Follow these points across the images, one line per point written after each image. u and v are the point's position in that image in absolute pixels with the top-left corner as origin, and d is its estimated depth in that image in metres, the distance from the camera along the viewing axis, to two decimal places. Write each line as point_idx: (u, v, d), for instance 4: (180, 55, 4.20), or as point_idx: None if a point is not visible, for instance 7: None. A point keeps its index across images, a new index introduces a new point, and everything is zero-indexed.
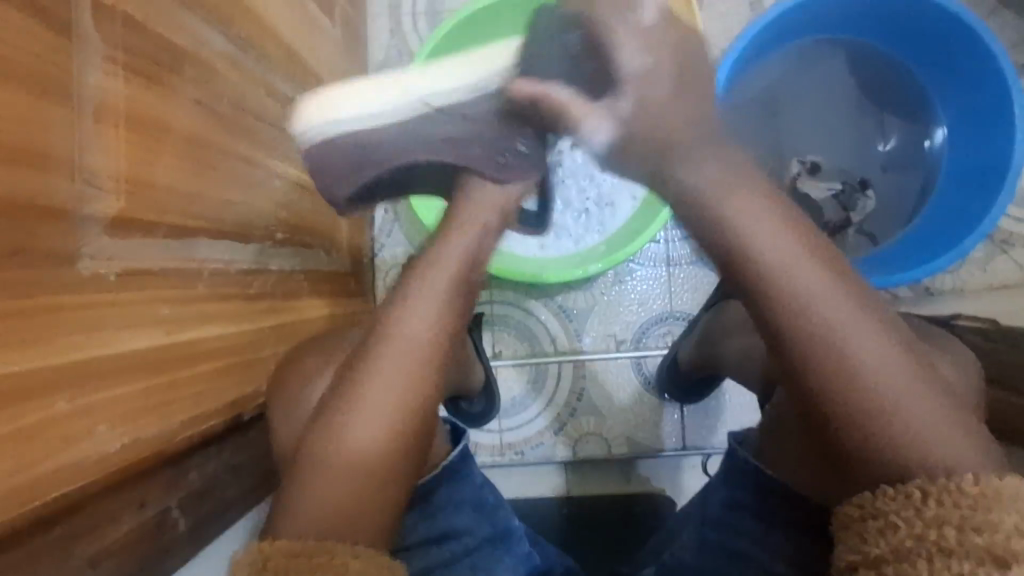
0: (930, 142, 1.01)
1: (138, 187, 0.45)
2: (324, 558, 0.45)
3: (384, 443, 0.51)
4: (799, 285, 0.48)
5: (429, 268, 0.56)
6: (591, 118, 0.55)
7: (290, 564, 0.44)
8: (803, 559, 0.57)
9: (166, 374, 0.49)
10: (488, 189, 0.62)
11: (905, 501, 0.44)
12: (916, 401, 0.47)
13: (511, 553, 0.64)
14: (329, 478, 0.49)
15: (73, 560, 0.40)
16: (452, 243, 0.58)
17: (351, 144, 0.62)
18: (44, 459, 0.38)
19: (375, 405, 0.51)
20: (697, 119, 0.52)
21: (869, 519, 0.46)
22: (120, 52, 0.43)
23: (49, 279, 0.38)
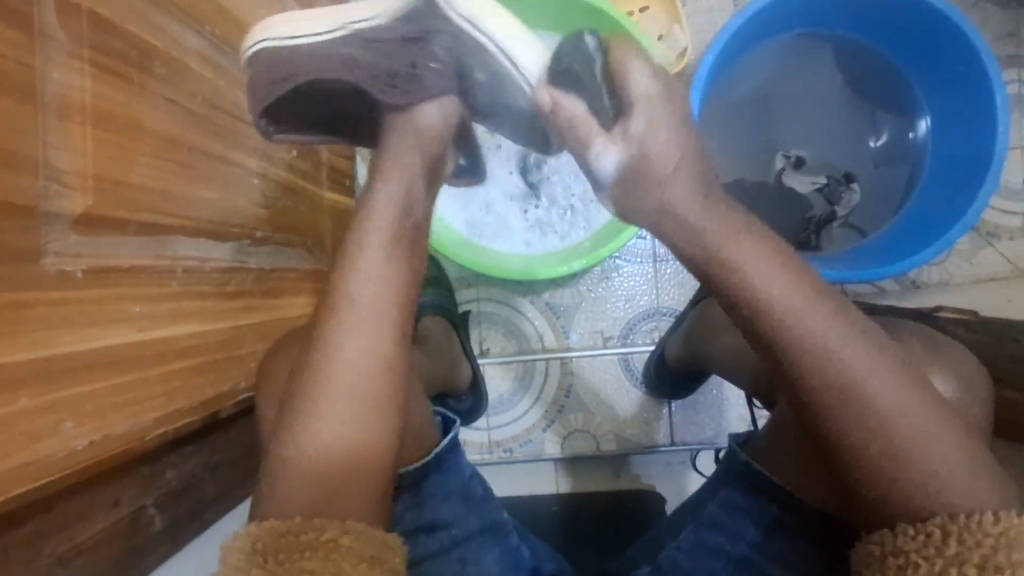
0: (914, 134, 1.01)
1: (108, 184, 0.45)
2: (312, 538, 0.45)
3: (355, 433, 0.50)
4: (781, 285, 0.48)
5: (361, 227, 0.54)
6: (600, 142, 0.52)
7: (276, 548, 0.44)
8: (785, 552, 0.58)
9: (136, 371, 0.49)
10: (412, 123, 0.59)
11: (924, 541, 0.44)
12: (907, 394, 0.47)
13: (499, 546, 0.64)
14: (307, 474, 0.49)
15: (44, 558, 0.41)
16: (379, 188, 0.56)
17: (298, 54, 0.57)
18: (9, 456, 0.38)
19: (359, 393, 0.50)
20: (627, 154, 0.51)
21: (889, 557, 0.45)
22: (85, 48, 0.43)
23: (12, 276, 0.38)
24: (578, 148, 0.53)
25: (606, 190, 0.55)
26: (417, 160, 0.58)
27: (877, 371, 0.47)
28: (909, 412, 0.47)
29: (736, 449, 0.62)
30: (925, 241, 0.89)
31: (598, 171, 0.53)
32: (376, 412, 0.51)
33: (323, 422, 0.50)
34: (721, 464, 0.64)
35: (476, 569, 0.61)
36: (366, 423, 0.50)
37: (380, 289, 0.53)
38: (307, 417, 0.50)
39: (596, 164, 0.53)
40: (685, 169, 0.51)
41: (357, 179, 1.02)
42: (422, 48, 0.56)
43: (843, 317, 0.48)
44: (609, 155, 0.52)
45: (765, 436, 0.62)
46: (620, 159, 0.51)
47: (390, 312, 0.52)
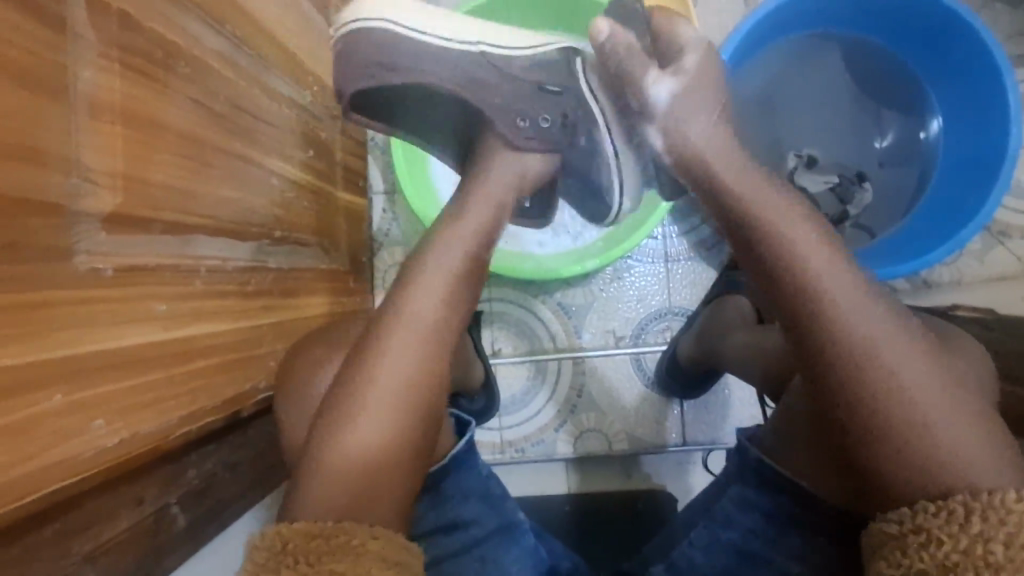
0: (926, 134, 1.01)
1: (135, 184, 0.46)
2: (343, 541, 0.45)
3: (383, 435, 0.51)
4: (806, 272, 0.51)
5: (429, 267, 0.56)
6: (655, 77, 0.58)
7: (305, 548, 0.44)
8: (807, 552, 0.57)
9: (163, 370, 0.49)
10: (518, 163, 0.62)
11: (947, 520, 0.43)
12: (924, 377, 0.47)
13: (521, 544, 0.63)
14: (333, 470, 0.49)
15: (72, 556, 0.41)
16: (458, 222, 0.59)
17: (381, 41, 0.58)
18: (42, 454, 0.38)
19: (390, 397, 0.51)
20: (683, 85, 0.57)
21: (909, 535, 0.44)
22: (114, 48, 0.43)
23: (44, 276, 0.39)
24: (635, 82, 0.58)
25: (657, 121, 0.59)
26: (501, 194, 0.61)
27: (895, 360, 0.48)
28: (929, 401, 0.47)
29: (748, 443, 0.61)
30: (939, 236, 0.89)
31: (652, 98, 0.58)
32: (397, 404, 0.51)
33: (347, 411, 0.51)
34: (736, 459, 0.63)
35: (497, 569, 0.61)
36: (395, 420, 0.51)
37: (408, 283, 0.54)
38: (342, 415, 0.51)
39: (650, 93, 0.58)
40: (713, 107, 0.58)
41: (370, 180, 1.02)
42: (543, 101, 0.61)
43: (863, 303, 0.49)
44: (665, 86, 0.58)
45: (772, 426, 0.61)
46: (676, 88, 0.57)
47: (415, 312, 0.53)
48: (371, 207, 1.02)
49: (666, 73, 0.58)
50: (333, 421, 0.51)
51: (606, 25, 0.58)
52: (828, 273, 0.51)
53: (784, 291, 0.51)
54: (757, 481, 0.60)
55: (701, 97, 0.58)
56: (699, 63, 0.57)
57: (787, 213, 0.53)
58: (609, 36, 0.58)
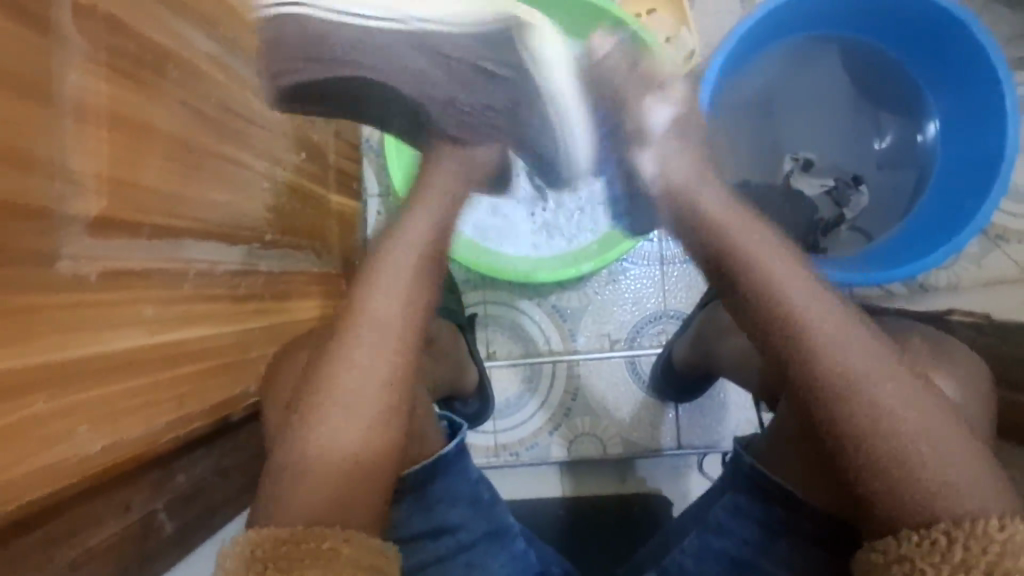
0: (922, 137, 1.01)
1: (122, 187, 0.45)
2: (317, 546, 0.44)
3: (360, 436, 0.51)
4: (794, 292, 0.52)
5: (397, 241, 0.57)
6: (652, 102, 0.63)
7: (278, 554, 0.43)
8: (796, 557, 0.57)
9: (149, 375, 0.49)
10: (464, 159, 0.65)
11: (927, 548, 0.43)
12: (900, 403, 0.48)
13: (506, 550, 0.63)
14: (309, 475, 0.49)
15: (57, 563, 0.41)
16: (413, 217, 0.60)
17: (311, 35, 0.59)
18: (24, 461, 0.37)
19: (365, 394, 0.52)
20: (671, 118, 0.63)
21: (894, 565, 0.44)
22: (102, 51, 0.43)
23: (29, 281, 0.38)
24: (629, 109, 0.64)
25: (654, 145, 0.62)
26: (458, 189, 0.64)
27: (876, 383, 0.49)
28: (908, 427, 0.47)
29: (741, 451, 0.62)
30: (936, 242, 0.88)
31: (651, 122, 0.63)
32: (385, 413, 0.52)
33: (330, 418, 0.51)
34: (729, 466, 0.63)
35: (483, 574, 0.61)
36: (369, 419, 0.51)
37: (396, 289, 0.55)
38: (316, 414, 0.51)
39: (648, 116, 0.63)
40: (693, 147, 0.62)
41: (364, 181, 1.02)
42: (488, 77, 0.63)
43: (843, 325, 0.51)
44: (663, 107, 0.63)
45: (766, 436, 0.62)
46: (667, 116, 0.62)
47: (405, 323, 0.54)
48: (365, 209, 1.01)
49: (662, 99, 0.64)
50: (307, 420, 0.51)
51: (604, 42, 0.68)
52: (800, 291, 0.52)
53: (768, 321, 0.52)
54: (750, 489, 0.59)
55: (686, 130, 0.62)
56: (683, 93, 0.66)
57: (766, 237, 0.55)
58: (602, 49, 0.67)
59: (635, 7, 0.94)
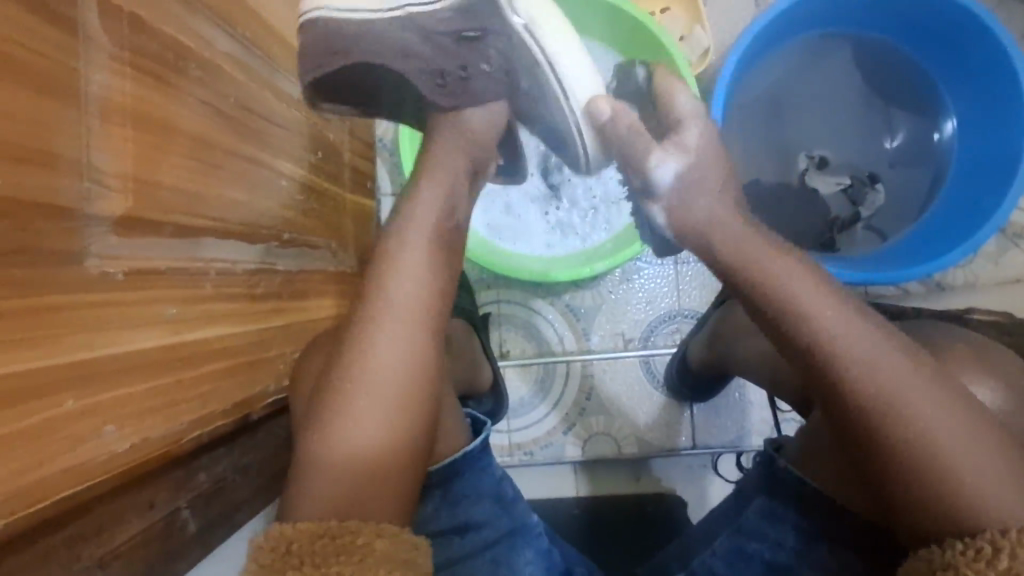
0: (939, 135, 1.00)
1: (145, 186, 0.45)
2: (349, 541, 0.45)
3: (388, 434, 0.51)
4: (803, 294, 0.51)
5: (404, 223, 0.57)
6: (661, 158, 0.56)
7: (311, 550, 0.44)
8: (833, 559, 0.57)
9: (173, 374, 0.49)
10: (458, 122, 0.60)
11: (974, 557, 0.42)
12: (932, 408, 0.47)
13: (532, 547, 0.63)
14: (338, 470, 0.49)
15: (83, 562, 0.41)
16: (422, 194, 0.58)
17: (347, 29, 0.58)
18: (53, 459, 0.37)
19: (388, 387, 0.52)
20: (680, 169, 0.56)
21: (939, 573, 0.43)
22: (126, 50, 0.43)
23: (55, 279, 0.38)
24: (637, 154, 0.57)
25: (661, 201, 0.57)
26: (459, 164, 0.60)
27: (906, 380, 0.48)
28: (945, 432, 0.46)
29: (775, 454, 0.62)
30: (952, 242, 0.88)
31: (657, 178, 0.56)
32: (408, 409, 0.52)
33: (349, 416, 0.51)
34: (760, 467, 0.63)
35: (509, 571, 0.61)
36: (391, 416, 0.51)
37: (411, 278, 0.55)
38: (338, 411, 0.51)
39: (655, 173, 0.56)
40: (713, 192, 0.56)
41: (378, 181, 1.02)
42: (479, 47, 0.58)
43: (862, 330, 0.49)
44: (667, 163, 0.56)
45: (798, 438, 0.62)
46: (676, 172, 0.56)
47: (426, 309, 0.54)
48: (379, 209, 1.02)
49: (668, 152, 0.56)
50: (330, 413, 0.51)
51: (607, 104, 0.58)
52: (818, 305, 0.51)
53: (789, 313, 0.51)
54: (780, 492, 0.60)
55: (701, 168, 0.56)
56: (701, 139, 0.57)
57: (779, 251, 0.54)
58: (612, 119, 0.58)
59: (649, 5, 0.94)
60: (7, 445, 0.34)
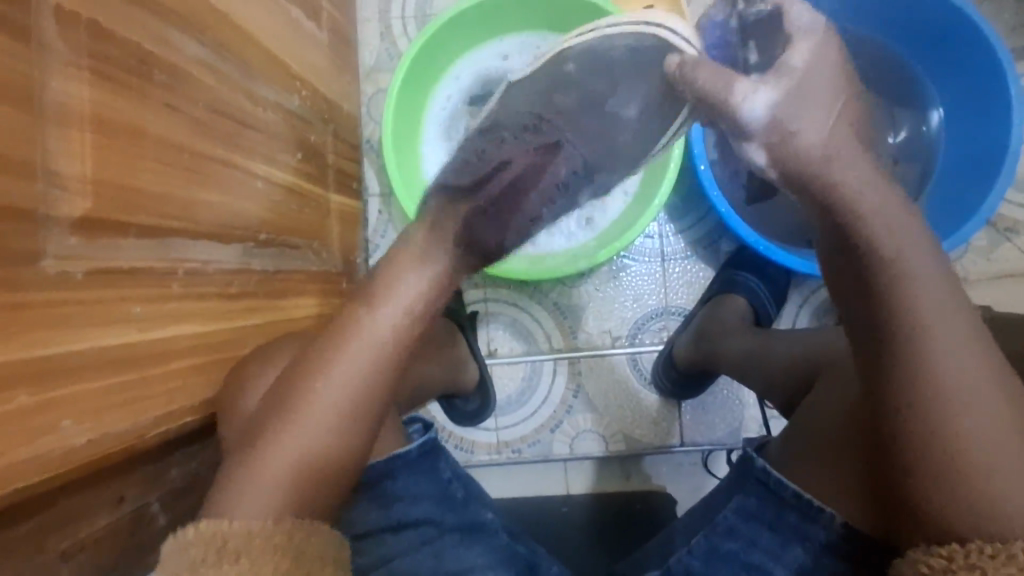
0: (927, 127, 0.97)
1: (107, 189, 0.46)
2: (290, 539, 0.47)
3: (325, 447, 0.52)
4: (912, 278, 0.49)
5: (391, 275, 0.58)
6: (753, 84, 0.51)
7: (244, 546, 0.45)
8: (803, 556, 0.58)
9: (138, 371, 0.50)
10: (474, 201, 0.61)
11: (1003, 561, 0.44)
12: (994, 417, 0.47)
13: (480, 544, 0.62)
14: (277, 476, 0.50)
15: (48, 553, 0.43)
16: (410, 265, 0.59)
17: None
18: (9, 453, 0.38)
19: (337, 406, 0.53)
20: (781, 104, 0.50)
21: (960, 572, 0.45)
22: (84, 57, 0.44)
23: (12, 278, 0.39)
24: (722, 93, 0.51)
25: (759, 139, 0.52)
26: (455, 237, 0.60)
27: (977, 396, 0.47)
28: (997, 443, 0.46)
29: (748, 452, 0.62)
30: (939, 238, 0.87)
31: (750, 112, 0.51)
32: (346, 425, 0.53)
33: (319, 422, 0.52)
34: (737, 467, 0.63)
35: (452, 565, 0.61)
36: (329, 435, 0.52)
37: (393, 309, 0.56)
38: (281, 422, 0.52)
39: (745, 110, 0.51)
40: (829, 115, 0.51)
41: (365, 182, 1.04)
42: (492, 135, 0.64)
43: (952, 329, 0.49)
44: (761, 95, 0.50)
45: (783, 442, 0.63)
46: (774, 100, 0.50)
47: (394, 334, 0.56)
48: (366, 210, 1.04)
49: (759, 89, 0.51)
50: (272, 426, 0.52)
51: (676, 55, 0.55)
52: (918, 274, 0.49)
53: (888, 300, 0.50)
54: (758, 492, 0.60)
55: (808, 100, 0.51)
56: (810, 56, 0.52)
57: (898, 211, 0.51)
58: (680, 71, 0.54)
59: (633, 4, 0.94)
60: None
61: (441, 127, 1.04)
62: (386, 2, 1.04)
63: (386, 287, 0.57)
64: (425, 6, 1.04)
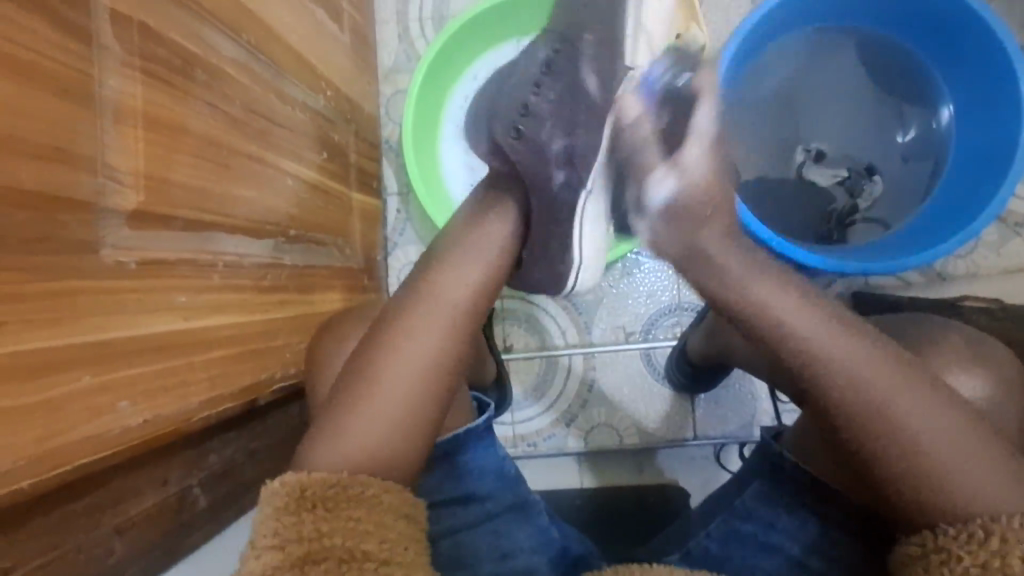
0: (938, 124, 0.99)
1: (155, 183, 0.49)
2: (357, 491, 0.48)
3: (389, 432, 0.55)
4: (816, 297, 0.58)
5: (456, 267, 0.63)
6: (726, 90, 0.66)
7: (322, 493, 0.47)
8: (816, 536, 0.61)
9: (183, 358, 0.52)
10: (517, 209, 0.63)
11: (967, 538, 0.47)
12: (932, 413, 0.52)
13: (531, 523, 0.65)
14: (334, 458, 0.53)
15: (102, 528, 0.46)
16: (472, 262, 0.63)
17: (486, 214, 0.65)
18: (71, 431, 0.41)
19: (405, 394, 0.57)
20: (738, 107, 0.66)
21: (931, 553, 0.48)
22: (135, 57, 0.46)
23: (73, 267, 0.42)
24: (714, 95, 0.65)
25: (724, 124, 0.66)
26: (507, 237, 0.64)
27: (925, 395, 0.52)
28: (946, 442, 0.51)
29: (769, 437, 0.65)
30: (949, 232, 0.88)
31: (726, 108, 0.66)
32: (411, 410, 0.57)
33: (393, 383, 0.57)
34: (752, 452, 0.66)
35: (509, 541, 0.64)
36: (393, 421, 0.56)
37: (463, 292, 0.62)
38: (351, 409, 0.56)
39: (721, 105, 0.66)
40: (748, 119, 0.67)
41: (383, 181, 1.06)
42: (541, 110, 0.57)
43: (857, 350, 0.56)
44: (719, 123, 0.64)
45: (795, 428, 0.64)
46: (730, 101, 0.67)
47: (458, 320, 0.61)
48: (384, 208, 1.06)
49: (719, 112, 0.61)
50: (342, 411, 0.56)
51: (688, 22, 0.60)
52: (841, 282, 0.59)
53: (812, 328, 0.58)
54: (773, 472, 0.63)
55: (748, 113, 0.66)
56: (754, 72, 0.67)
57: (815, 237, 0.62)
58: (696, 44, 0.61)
59: None
60: (22, 421, 0.37)
61: (458, 126, 1.06)
62: (404, 4, 1.07)
63: (455, 274, 0.62)
64: (442, 8, 1.06)
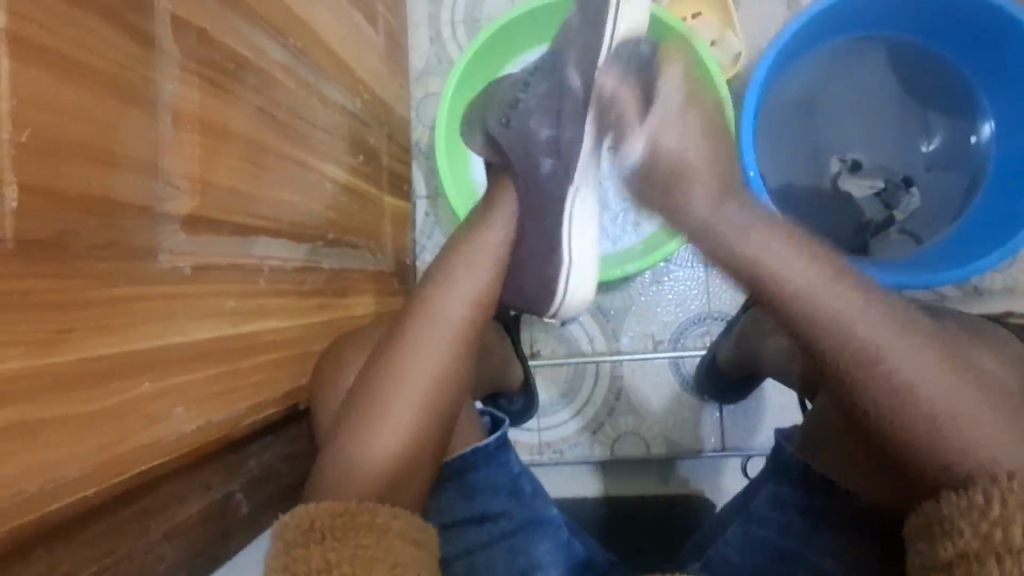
0: (977, 138, 0.97)
1: (208, 187, 0.48)
2: (369, 519, 0.47)
3: (403, 446, 0.56)
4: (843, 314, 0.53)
5: (464, 263, 0.64)
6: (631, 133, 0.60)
7: (335, 523, 0.46)
8: (839, 545, 0.58)
9: (230, 363, 0.52)
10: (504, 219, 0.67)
11: (970, 507, 0.45)
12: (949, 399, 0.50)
13: (550, 539, 0.64)
14: (364, 473, 0.54)
15: (151, 534, 0.46)
16: (463, 275, 0.64)
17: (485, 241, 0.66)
18: (124, 439, 0.41)
19: (416, 408, 0.57)
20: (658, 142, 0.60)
21: (935, 525, 0.47)
22: (193, 61, 0.46)
23: (132, 273, 0.42)
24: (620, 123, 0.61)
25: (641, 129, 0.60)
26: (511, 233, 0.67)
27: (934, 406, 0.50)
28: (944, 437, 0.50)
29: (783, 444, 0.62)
30: (987, 248, 0.86)
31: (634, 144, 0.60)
32: (423, 424, 0.57)
33: (408, 392, 0.58)
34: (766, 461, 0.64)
35: (528, 558, 0.63)
36: (405, 433, 0.56)
37: (463, 297, 0.63)
38: (368, 424, 0.56)
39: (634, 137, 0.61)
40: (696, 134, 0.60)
41: (413, 184, 1.06)
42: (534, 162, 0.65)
43: (856, 345, 0.52)
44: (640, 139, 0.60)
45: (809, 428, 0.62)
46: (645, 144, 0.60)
47: (466, 323, 0.62)
48: (413, 211, 1.06)
49: (641, 123, 0.60)
50: (364, 422, 0.56)
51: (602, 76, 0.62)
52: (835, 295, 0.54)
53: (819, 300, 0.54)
54: (796, 483, 0.61)
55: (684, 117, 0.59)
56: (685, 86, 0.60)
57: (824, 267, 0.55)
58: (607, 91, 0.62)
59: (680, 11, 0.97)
60: (79, 428, 0.37)
61: None
62: (437, 7, 1.06)
63: (451, 277, 0.63)
64: (475, 11, 1.06)
